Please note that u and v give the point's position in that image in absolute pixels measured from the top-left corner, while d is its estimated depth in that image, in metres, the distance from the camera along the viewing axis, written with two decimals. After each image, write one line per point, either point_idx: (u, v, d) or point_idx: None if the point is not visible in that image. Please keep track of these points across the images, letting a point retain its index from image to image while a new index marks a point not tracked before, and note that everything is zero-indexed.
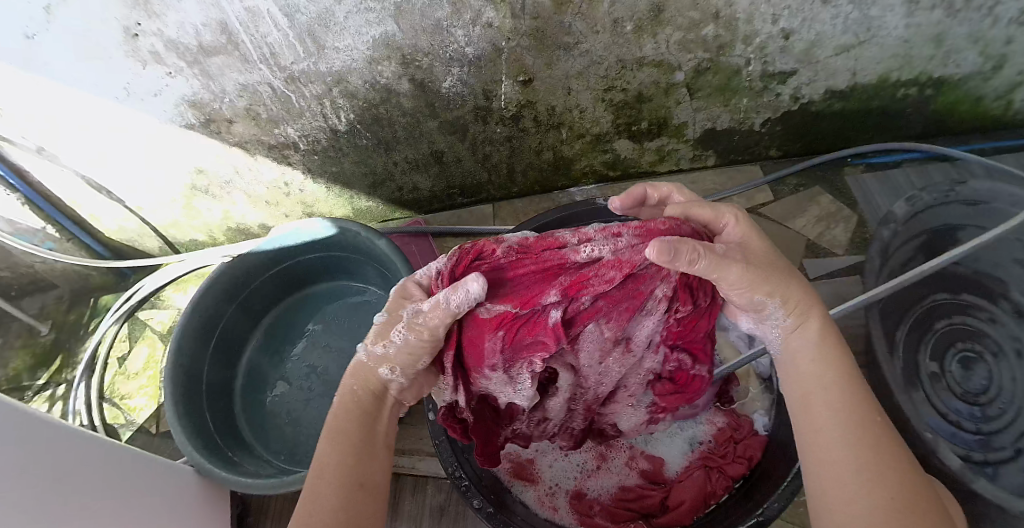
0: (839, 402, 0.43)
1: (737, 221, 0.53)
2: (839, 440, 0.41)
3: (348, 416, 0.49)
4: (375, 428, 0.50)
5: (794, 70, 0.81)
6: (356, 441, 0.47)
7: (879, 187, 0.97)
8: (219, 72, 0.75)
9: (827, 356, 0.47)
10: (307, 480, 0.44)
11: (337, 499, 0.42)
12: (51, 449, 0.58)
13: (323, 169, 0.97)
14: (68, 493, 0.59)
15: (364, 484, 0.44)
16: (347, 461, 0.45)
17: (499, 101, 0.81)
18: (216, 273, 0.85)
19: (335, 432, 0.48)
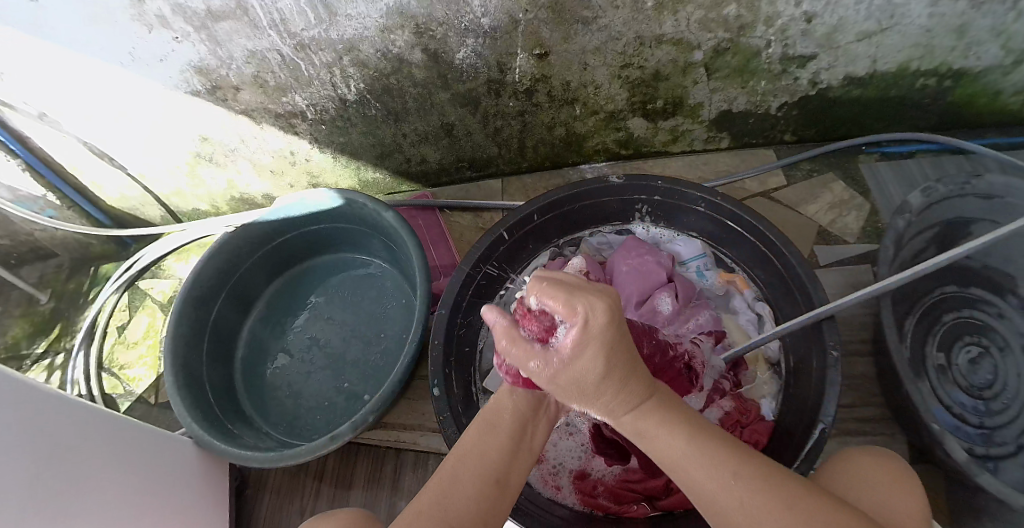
0: (690, 459, 0.40)
1: (592, 316, 0.39)
2: (726, 502, 0.38)
3: (506, 410, 0.51)
4: (529, 429, 0.51)
5: (815, 55, 0.80)
6: (508, 437, 0.48)
7: (892, 177, 0.96)
8: (227, 37, 0.74)
9: (659, 423, 0.42)
10: (448, 461, 0.46)
11: (473, 490, 0.43)
12: (49, 421, 0.58)
13: (330, 139, 0.95)
14: (61, 463, 0.57)
15: (500, 485, 0.44)
16: (499, 457, 0.46)
17: (513, 74, 0.79)
18: (220, 242, 0.84)
19: (487, 424, 0.49)
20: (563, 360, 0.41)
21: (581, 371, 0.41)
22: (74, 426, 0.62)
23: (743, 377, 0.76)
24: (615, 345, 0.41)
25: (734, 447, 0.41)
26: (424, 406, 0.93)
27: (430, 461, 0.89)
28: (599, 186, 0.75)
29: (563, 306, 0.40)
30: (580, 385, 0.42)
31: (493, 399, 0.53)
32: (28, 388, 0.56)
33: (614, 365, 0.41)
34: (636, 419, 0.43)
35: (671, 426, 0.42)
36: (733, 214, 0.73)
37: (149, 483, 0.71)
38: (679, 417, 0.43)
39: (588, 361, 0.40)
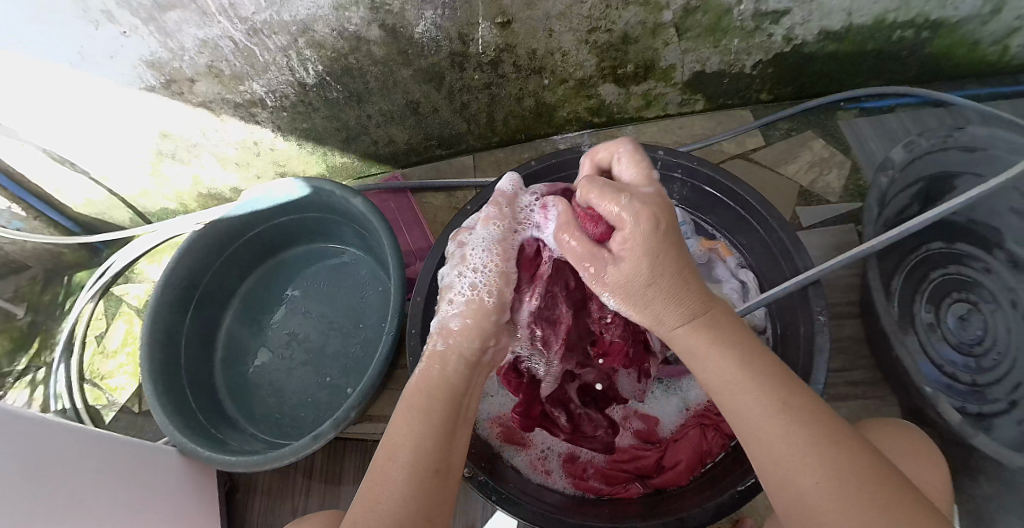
0: (738, 379, 0.41)
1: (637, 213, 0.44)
2: (772, 427, 0.38)
3: (435, 393, 0.49)
4: (461, 403, 0.50)
5: (788, 10, 0.77)
6: (434, 419, 0.46)
7: (873, 132, 0.94)
8: (176, 27, 0.70)
9: (715, 346, 0.43)
10: (378, 459, 0.44)
11: (404, 471, 0.42)
12: (48, 451, 0.59)
13: (293, 126, 0.92)
14: (35, 484, 0.55)
15: (440, 469, 0.43)
16: (426, 437, 0.45)
17: (477, 45, 0.76)
18: (189, 241, 0.81)
19: (420, 410, 0.47)
20: (612, 259, 0.46)
21: (627, 280, 0.45)
22: (45, 445, 0.59)
23: None
24: (661, 255, 0.43)
25: (793, 388, 0.41)
26: None
27: None
28: (572, 158, 0.73)
29: (612, 205, 0.45)
30: (630, 289, 0.45)
31: (415, 379, 0.51)
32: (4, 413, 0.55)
33: (644, 256, 0.44)
34: (688, 333, 0.45)
35: (723, 349, 0.43)
36: (711, 178, 0.71)
37: (135, 496, 0.69)
38: (738, 347, 0.44)
39: (633, 263, 0.44)
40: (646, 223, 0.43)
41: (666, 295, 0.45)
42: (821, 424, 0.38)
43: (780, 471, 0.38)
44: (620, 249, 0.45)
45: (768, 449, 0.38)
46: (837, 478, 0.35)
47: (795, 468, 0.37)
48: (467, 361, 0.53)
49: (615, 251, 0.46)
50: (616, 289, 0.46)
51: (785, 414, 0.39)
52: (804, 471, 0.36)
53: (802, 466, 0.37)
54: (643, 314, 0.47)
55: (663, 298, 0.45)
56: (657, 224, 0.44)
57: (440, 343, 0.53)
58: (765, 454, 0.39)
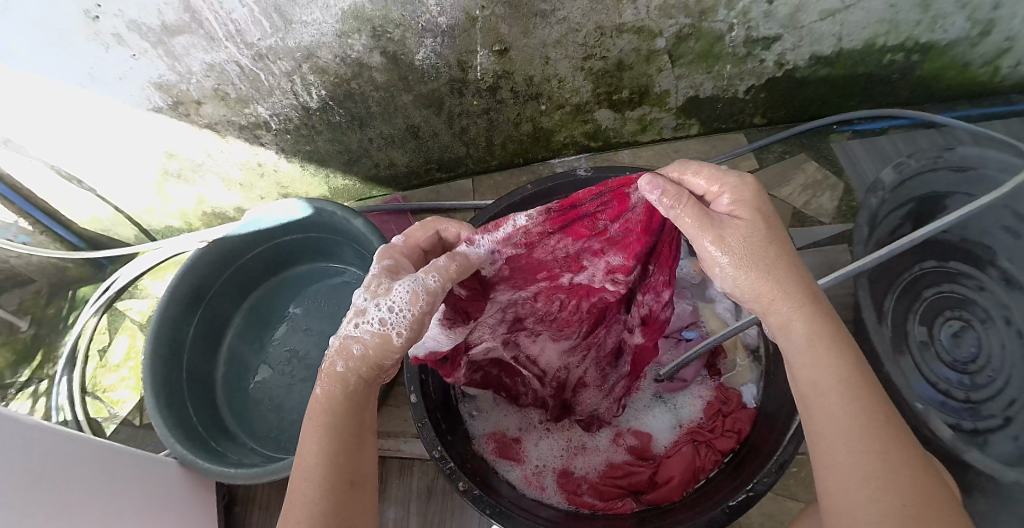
0: (837, 384, 0.42)
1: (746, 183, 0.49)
2: (855, 443, 0.39)
3: (337, 406, 0.45)
4: (361, 408, 0.46)
5: (778, 36, 0.79)
6: (344, 434, 0.44)
7: (865, 154, 0.96)
8: (184, 52, 0.72)
9: (824, 343, 0.43)
10: (289, 481, 0.42)
11: (316, 492, 0.40)
12: (51, 459, 0.60)
13: (297, 148, 0.94)
14: (38, 492, 0.56)
15: (355, 481, 0.42)
16: (335, 453, 0.42)
17: (475, 72, 0.79)
18: (194, 258, 0.83)
19: (324, 426, 0.44)
20: (723, 221, 0.49)
21: (734, 236, 0.47)
22: (48, 455, 0.60)
23: (722, 365, 0.78)
24: (762, 221, 0.48)
25: (885, 409, 0.41)
26: (407, 412, 0.91)
27: (416, 468, 0.86)
28: (567, 181, 0.75)
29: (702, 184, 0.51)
30: (752, 246, 0.47)
31: (318, 390, 0.46)
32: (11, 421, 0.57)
33: (745, 208, 0.48)
34: (805, 317, 0.45)
35: (837, 349, 0.43)
36: None
37: (136, 506, 0.70)
38: (847, 352, 0.44)
39: (743, 220, 0.48)
40: (748, 186, 0.49)
41: (773, 261, 0.46)
42: (896, 449, 0.39)
43: (838, 485, 0.39)
44: (732, 207, 0.49)
45: (837, 459, 0.40)
46: (902, 506, 0.36)
47: (860, 485, 0.38)
48: (371, 375, 0.48)
49: (720, 213, 0.50)
50: (732, 245, 0.47)
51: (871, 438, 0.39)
52: (868, 494, 0.37)
53: (864, 486, 0.38)
54: (765, 283, 0.46)
55: (780, 259, 0.47)
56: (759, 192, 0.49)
57: (342, 363, 0.47)
58: (833, 461, 0.40)
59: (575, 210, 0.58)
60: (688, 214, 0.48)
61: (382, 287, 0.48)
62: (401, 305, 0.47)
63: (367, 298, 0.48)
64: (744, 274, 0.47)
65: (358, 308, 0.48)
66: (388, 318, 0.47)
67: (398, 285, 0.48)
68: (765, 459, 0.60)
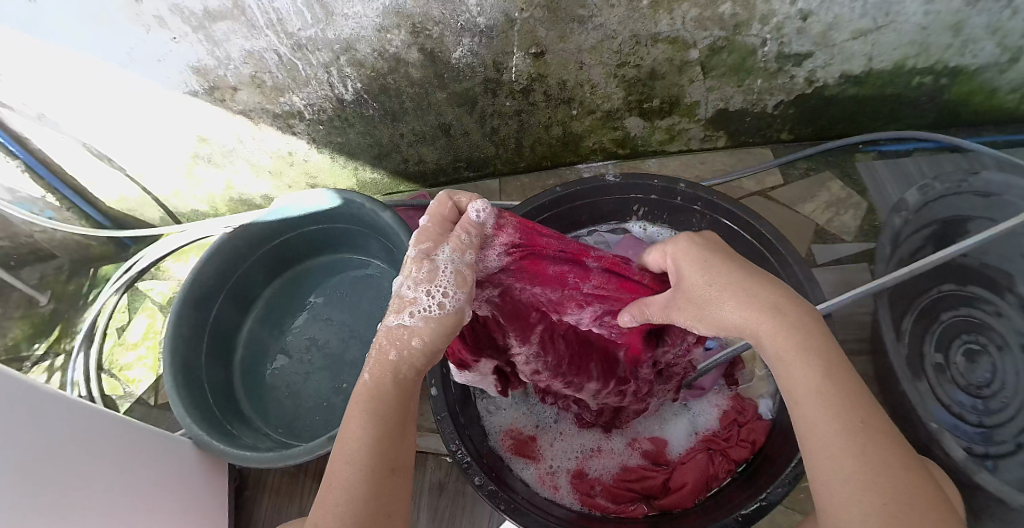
0: (809, 380, 0.39)
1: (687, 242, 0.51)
2: (834, 439, 0.36)
3: (386, 395, 0.45)
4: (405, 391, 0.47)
5: (811, 53, 0.79)
6: (387, 422, 0.44)
7: (889, 175, 0.97)
8: (224, 38, 0.74)
9: (797, 355, 0.40)
10: (332, 459, 0.43)
11: (357, 477, 0.40)
12: (77, 430, 0.62)
13: (328, 139, 0.96)
14: (62, 462, 0.58)
15: (395, 469, 0.42)
16: (378, 440, 0.42)
17: (510, 73, 0.79)
18: (222, 241, 0.84)
19: (372, 409, 0.44)
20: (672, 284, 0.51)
21: (687, 289, 0.49)
22: (72, 428, 0.61)
23: (740, 375, 0.78)
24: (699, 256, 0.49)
25: (868, 407, 0.37)
26: (423, 405, 0.92)
27: (429, 461, 0.87)
28: (596, 186, 0.75)
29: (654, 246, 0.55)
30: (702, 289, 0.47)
31: (366, 376, 0.47)
32: (38, 391, 0.58)
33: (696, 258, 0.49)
34: (777, 330, 0.42)
35: (812, 348, 0.40)
36: (729, 213, 0.73)
37: (153, 478, 0.73)
38: (827, 353, 0.40)
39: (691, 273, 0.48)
40: (688, 242, 0.51)
41: (746, 286, 0.45)
42: (882, 447, 0.35)
43: (822, 488, 0.36)
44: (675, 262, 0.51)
45: (818, 460, 0.36)
46: (885, 505, 0.32)
47: (840, 484, 0.34)
48: (422, 365, 0.49)
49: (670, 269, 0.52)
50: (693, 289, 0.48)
51: (847, 436, 0.35)
52: (851, 496, 0.34)
53: (844, 486, 0.34)
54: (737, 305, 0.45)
55: (726, 273, 0.46)
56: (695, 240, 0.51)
57: (395, 352, 0.48)
58: (816, 462, 0.37)
59: (540, 253, 0.57)
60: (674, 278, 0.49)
61: (424, 274, 0.48)
62: (451, 288, 0.48)
63: (411, 287, 0.48)
64: (697, 311, 0.48)
65: (404, 300, 0.48)
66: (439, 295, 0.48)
67: (441, 267, 0.49)
68: (779, 470, 0.61)
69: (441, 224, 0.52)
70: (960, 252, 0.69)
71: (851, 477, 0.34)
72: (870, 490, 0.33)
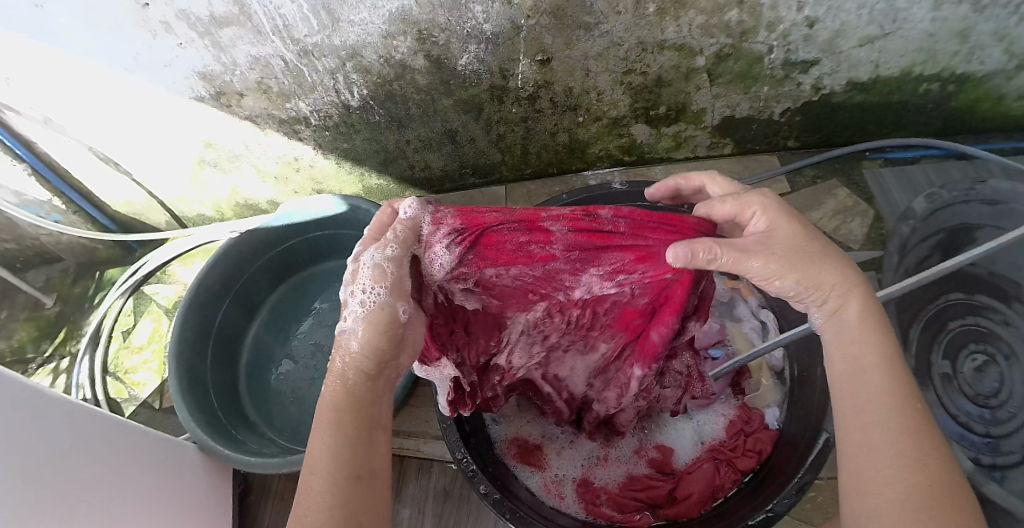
0: (876, 364, 0.43)
1: (763, 210, 0.51)
2: (889, 426, 0.40)
3: (345, 404, 0.46)
4: (372, 402, 0.48)
5: (817, 60, 0.79)
6: (346, 428, 0.44)
7: (896, 184, 0.96)
8: (230, 43, 0.74)
9: (864, 338, 0.45)
10: (301, 476, 0.43)
11: (324, 486, 0.41)
12: (80, 435, 0.62)
13: (334, 145, 0.96)
14: (64, 468, 0.58)
15: (361, 475, 0.43)
16: (339, 448, 0.43)
17: (516, 80, 0.80)
18: (228, 246, 0.85)
19: (331, 418, 0.45)
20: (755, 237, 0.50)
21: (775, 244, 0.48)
22: (74, 434, 0.61)
23: (747, 384, 0.78)
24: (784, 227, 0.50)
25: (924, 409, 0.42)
26: (428, 412, 0.92)
27: (433, 468, 0.87)
28: (603, 194, 0.74)
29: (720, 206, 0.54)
30: (796, 250, 0.48)
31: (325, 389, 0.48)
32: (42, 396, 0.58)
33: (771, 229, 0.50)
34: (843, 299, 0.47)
35: (881, 339, 0.45)
36: None
37: (156, 486, 0.73)
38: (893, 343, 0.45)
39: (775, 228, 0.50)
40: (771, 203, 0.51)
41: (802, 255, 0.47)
42: (929, 438, 0.39)
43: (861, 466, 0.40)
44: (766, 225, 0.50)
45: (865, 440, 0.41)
46: (926, 485, 0.37)
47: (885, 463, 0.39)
48: (372, 369, 0.49)
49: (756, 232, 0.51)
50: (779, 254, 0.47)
51: (901, 420, 0.40)
52: (896, 471, 0.38)
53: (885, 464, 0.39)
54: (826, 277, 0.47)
55: (825, 254, 0.48)
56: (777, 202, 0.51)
57: (342, 360, 0.48)
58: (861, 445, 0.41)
59: (485, 229, 0.52)
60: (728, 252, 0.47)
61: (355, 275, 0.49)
62: (371, 285, 0.48)
63: (349, 291, 0.49)
64: (799, 270, 0.47)
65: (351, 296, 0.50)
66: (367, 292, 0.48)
67: (364, 264, 0.48)
68: (785, 481, 0.61)
69: (380, 231, 0.53)
70: (965, 262, 0.68)
71: (898, 454, 0.39)
72: (913, 470, 0.38)
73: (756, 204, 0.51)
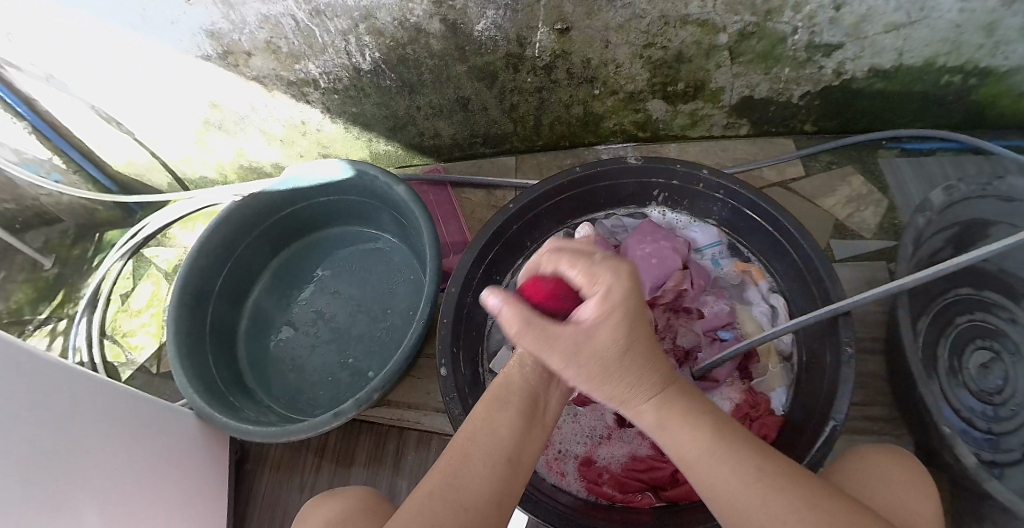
0: (704, 448, 0.39)
1: (615, 288, 0.39)
2: (766, 503, 0.36)
3: (522, 387, 0.46)
4: (540, 400, 0.47)
5: (841, 44, 0.77)
6: (516, 411, 0.45)
7: (912, 173, 0.94)
8: (239, 1, 0.71)
9: (679, 417, 0.40)
10: (456, 439, 0.43)
11: (482, 457, 0.41)
12: (92, 405, 0.63)
13: (342, 109, 0.94)
14: (80, 438, 0.59)
15: (515, 460, 0.42)
16: (513, 428, 0.43)
17: (533, 49, 0.78)
18: (229, 210, 0.83)
19: (500, 399, 0.45)
20: (592, 322, 0.39)
21: (598, 345, 0.39)
22: (76, 404, 0.61)
23: (753, 369, 0.76)
24: (634, 326, 0.40)
25: (760, 449, 0.39)
26: (428, 385, 0.91)
27: (433, 440, 0.87)
28: (618, 167, 0.73)
29: (590, 281, 0.40)
30: (603, 360, 0.39)
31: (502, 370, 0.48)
32: (58, 368, 0.60)
33: (632, 337, 0.40)
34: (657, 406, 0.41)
35: (692, 414, 0.40)
36: (752, 202, 0.71)
37: (159, 457, 0.73)
38: (703, 412, 0.41)
39: (609, 333, 0.39)
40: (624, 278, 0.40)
41: (614, 378, 0.40)
42: (799, 484, 0.37)
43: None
44: (603, 308, 0.39)
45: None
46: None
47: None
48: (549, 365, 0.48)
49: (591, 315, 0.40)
50: (586, 360, 0.39)
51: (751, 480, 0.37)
52: None
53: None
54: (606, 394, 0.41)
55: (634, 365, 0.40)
56: (626, 288, 0.40)
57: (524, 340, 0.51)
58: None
59: None
60: (532, 335, 0.40)
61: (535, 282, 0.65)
62: None
63: None
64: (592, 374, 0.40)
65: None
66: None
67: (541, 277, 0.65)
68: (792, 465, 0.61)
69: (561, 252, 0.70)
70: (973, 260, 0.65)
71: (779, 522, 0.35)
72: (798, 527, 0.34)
73: (607, 276, 0.40)
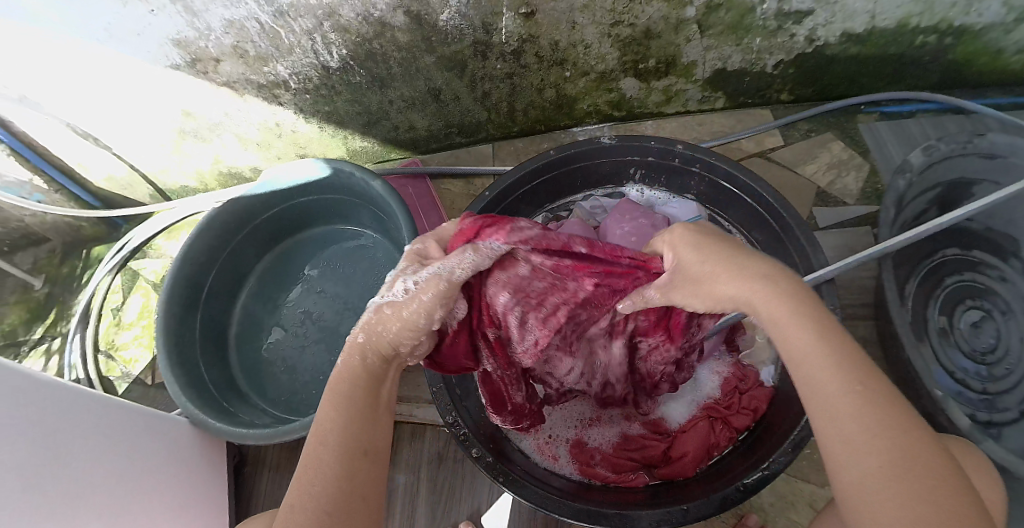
0: (813, 342, 0.37)
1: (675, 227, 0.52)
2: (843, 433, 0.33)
3: (355, 381, 0.44)
4: (381, 390, 0.46)
5: (811, 10, 0.76)
6: (359, 400, 0.43)
7: (892, 136, 0.94)
8: (203, 7, 0.70)
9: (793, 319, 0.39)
10: (305, 448, 0.40)
11: (331, 458, 0.38)
12: (105, 424, 0.66)
13: (315, 108, 0.94)
14: (95, 455, 0.62)
15: (368, 452, 0.40)
16: (354, 420, 0.41)
17: (500, 35, 0.77)
18: (209, 217, 0.83)
19: (338, 397, 0.43)
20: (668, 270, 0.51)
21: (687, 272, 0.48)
22: (77, 417, 0.62)
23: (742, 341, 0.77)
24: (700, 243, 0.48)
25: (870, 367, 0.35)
26: (420, 377, 0.90)
27: (428, 433, 0.86)
28: (591, 148, 0.73)
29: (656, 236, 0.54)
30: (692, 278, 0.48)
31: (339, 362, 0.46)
32: (69, 391, 0.62)
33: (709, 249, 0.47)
34: (768, 301, 0.40)
35: (804, 318, 0.38)
36: (728, 173, 0.71)
37: (163, 466, 0.73)
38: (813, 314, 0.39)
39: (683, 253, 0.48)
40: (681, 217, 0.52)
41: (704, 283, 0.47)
42: (891, 412, 0.33)
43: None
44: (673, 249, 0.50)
45: (843, 465, 0.33)
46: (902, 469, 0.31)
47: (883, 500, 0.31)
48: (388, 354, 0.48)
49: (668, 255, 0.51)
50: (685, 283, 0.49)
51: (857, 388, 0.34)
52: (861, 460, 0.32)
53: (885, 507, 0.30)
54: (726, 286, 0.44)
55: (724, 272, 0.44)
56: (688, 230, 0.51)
57: (362, 335, 0.47)
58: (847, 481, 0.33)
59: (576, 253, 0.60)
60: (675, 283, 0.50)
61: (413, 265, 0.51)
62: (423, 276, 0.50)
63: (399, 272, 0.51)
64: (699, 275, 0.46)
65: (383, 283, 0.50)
66: (415, 292, 0.49)
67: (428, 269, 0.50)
68: (781, 437, 0.61)
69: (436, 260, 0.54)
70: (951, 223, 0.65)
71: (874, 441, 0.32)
72: (885, 454, 0.32)
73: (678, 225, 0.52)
